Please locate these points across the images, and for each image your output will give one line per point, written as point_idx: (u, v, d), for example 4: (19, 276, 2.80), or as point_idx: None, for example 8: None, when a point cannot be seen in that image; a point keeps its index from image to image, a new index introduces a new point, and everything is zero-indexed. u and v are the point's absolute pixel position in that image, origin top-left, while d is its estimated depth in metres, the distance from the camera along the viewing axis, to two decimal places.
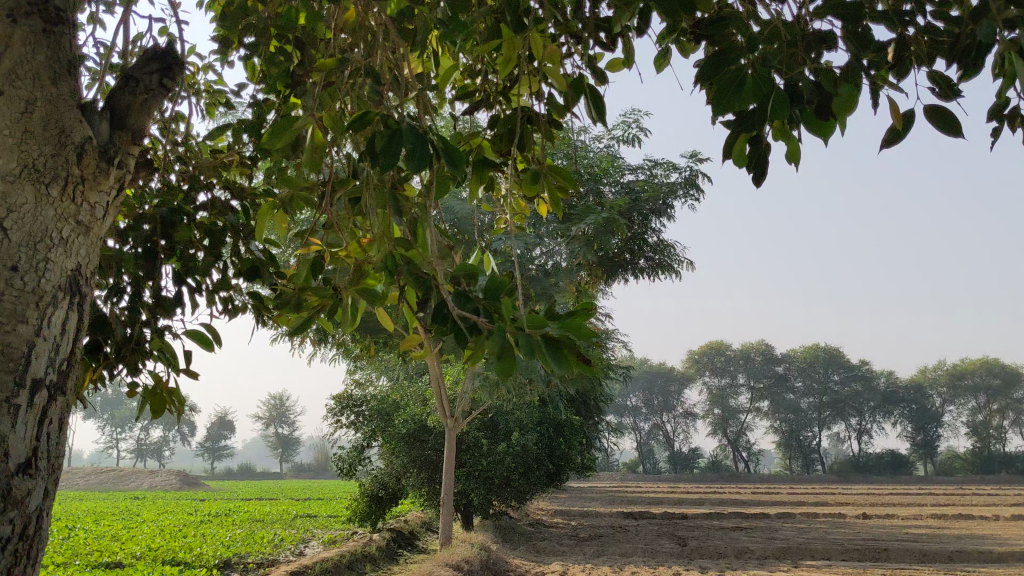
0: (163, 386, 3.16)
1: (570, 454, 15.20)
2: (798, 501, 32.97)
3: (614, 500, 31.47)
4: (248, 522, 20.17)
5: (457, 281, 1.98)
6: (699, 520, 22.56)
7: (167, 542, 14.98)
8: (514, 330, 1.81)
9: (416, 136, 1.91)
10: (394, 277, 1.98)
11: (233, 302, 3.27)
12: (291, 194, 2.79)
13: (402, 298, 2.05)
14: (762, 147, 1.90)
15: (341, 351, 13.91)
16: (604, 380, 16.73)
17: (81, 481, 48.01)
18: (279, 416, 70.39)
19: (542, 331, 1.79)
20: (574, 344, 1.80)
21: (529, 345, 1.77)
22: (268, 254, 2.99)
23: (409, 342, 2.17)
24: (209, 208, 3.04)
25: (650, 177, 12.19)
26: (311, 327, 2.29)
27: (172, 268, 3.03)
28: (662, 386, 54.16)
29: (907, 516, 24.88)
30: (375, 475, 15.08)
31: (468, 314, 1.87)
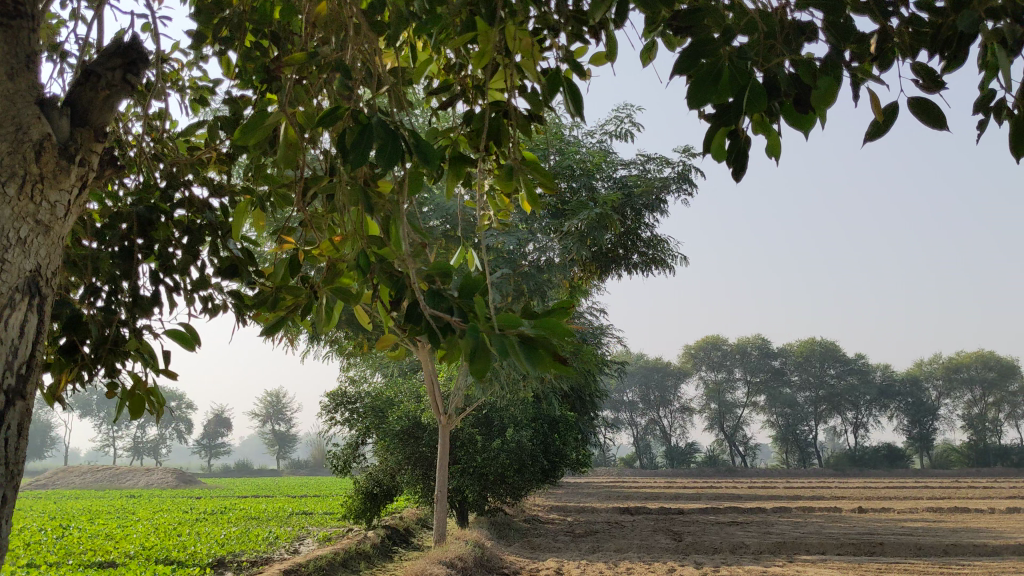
0: (142, 386, 3.11)
1: (566, 450, 15.22)
2: (795, 495, 32.99)
3: (610, 496, 31.49)
4: (243, 520, 20.12)
5: (432, 280, 1.92)
6: (695, 516, 22.55)
7: (161, 541, 14.93)
8: (489, 332, 1.76)
9: (387, 131, 1.86)
10: (368, 275, 1.94)
11: (213, 301, 3.22)
12: (269, 191, 2.75)
13: (377, 297, 2.00)
14: (741, 141, 1.87)
15: (334, 349, 13.86)
16: (598, 375, 16.70)
17: (78, 479, 47.94)
18: (275, 413, 70.30)
19: (517, 331, 1.76)
20: (550, 345, 1.76)
21: (502, 347, 1.72)
22: (246, 252, 2.93)
23: (383, 343, 2.12)
24: (187, 205, 2.98)
25: (643, 172, 12.14)
26: (286, 327, 2.24)
27: (150, 267, 2.98)
28: (658, 381, 54.16)
29: (904, 510, 24.87)
30: (370, 471, 15.13)
31: (441, 314, 1.82)
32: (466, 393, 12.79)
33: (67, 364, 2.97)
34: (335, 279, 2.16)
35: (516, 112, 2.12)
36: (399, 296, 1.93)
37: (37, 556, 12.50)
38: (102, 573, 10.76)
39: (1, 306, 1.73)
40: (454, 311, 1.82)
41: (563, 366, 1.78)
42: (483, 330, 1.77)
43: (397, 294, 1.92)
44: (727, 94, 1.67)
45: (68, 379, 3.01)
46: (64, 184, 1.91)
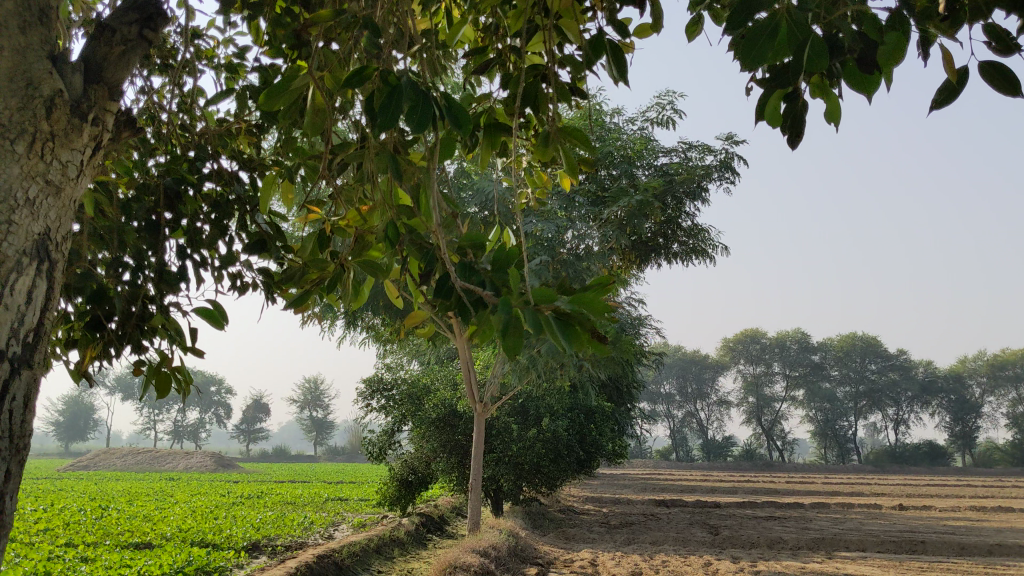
0: (167, 364, 3.03)
1: (601, 441, 14.95)
2: (833, 491, 32.57)
3: (646, 488, 31.33)
4: (279, 504, 20.21)
5: (464, 252, 1.81)
6: (732, 509, 22.29)
7: (198, 523, 15.02)
8: (522, 309, 1.65)
9: (416, 93, 1.74)
10: (395, 248, 1.83)
11: (242, 279, 3.14)
12: (298, 162, 2.65)
13: (405, 270, 1.89)
14: (799, 104, 1.73)
15: (371, 335, 13.81)
16: (636, 366, 16.52)
17: (119, 461, 48.51)
18: (313, 400, 70.69)
19: (552, 306, 1.65)
20: (587, 322, 1.64)
21: (536, 322, 1.61)
22: (275, 228, 2.83)
23: (413, 319, 2.02)
24: (216, 179, 2.88)
25: (685, 160, 11.92)
26: (311, 302, 2.12)
27: (177, 242, 2.89)
28: (696, 373, 53.78)
29: (945, 508, 24.44)
30: (405, 459, 15.10)
31: (470, 286, 1.70)
32: (502, 381, 12.72)
33: (92, 340, 2.91)
34: (362, 252, 2.05)
35: (553, 77, 2.00)
36: (427, 271, 1.82)
37: (76, 535, 12.63)
38: (138, 554, 10.80)
39: (8, 269, 1.65)
40: (484, 286, 1.71)
41: (602, 345, 1.67)
42: (515, 307, 1.65)
43: (424, 268, 1.82)
44: (783, 51, 1.53)
45: (94, 354, 2.95)
46: (76, 143, 1.83)
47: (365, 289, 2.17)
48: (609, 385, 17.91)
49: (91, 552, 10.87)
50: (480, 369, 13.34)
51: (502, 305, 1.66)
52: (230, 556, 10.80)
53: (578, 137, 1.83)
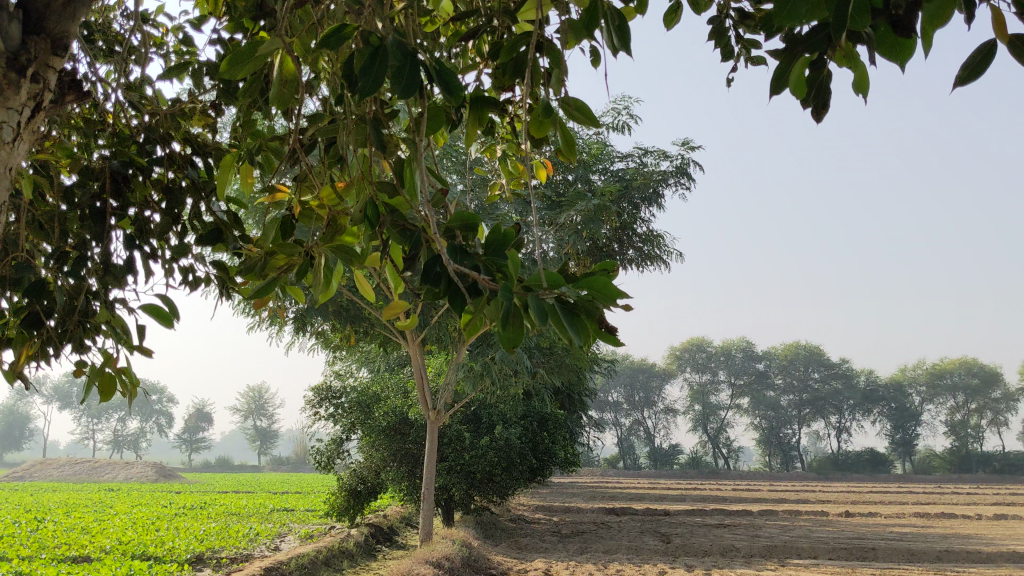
0: (113, 365, 2.80)
1: (555, 449, 14.68)
2: (780, 499, 32.83)
3: (594, 496, 31.26)
4: (222, 516, 19.73)
5: (452, 234, 1.63)
6: (682, 517, 22.29)
7: (139, 536, 14.58)
8: (524, 297, 1.48)
9: (403, 54, 1.55)
10: (376, 229, 1.63)
11: (193, 273, 2.92)
12: (259, 144, 2.43)
13: (385, 256, 1.70)
14: (825, 72, 1.59)
15: (320, 341, 13.49)
16: (588, 373, 16.42)
17: (55, 473, 47.18)
18: (256, 410, 69.65)
19: (557, 293, 1.47)
20: (596, 311, 1.48)
21: (542, 310, 1.43)
22: (232, 216, 2.60)
23: (393, 310, 1.82)
24: (168, 163, 2.65)
25: (640, 166, 11.81)
26: (275, 293, 1.89)
27: (124, 232, 2.64)
28: (644, 382, 54.01)
29: (890, 515, 24.74)
30: (354, 468, 14.82)
31: (464, 269, 1.52)
32: (455, 388, 12.50)
33: (28, 339, 2.66)
34: (335, 236, 1.85)
35: (550, 43, 1.82)
36: (411, 256, 1.63)
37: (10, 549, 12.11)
38: (76, 568, 10.38)
39: None
40: (481, 273, 1.52)
41: (607, 336, 1.52)
42: (517, 296, 1.48)
43: (409, 251, 1.63)
44: (817, 10, 1.36)
45: (30, 355, 2.70)
46: (13, 101, 1.68)
47: (340, 280, 1.98)
48: (561, 393, 17.78)
49: (25, 567, 10.42)
50: (432, 377, 13.11)
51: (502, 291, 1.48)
52: (172, 570, 10.42)
53: (577, 115, 1.65)
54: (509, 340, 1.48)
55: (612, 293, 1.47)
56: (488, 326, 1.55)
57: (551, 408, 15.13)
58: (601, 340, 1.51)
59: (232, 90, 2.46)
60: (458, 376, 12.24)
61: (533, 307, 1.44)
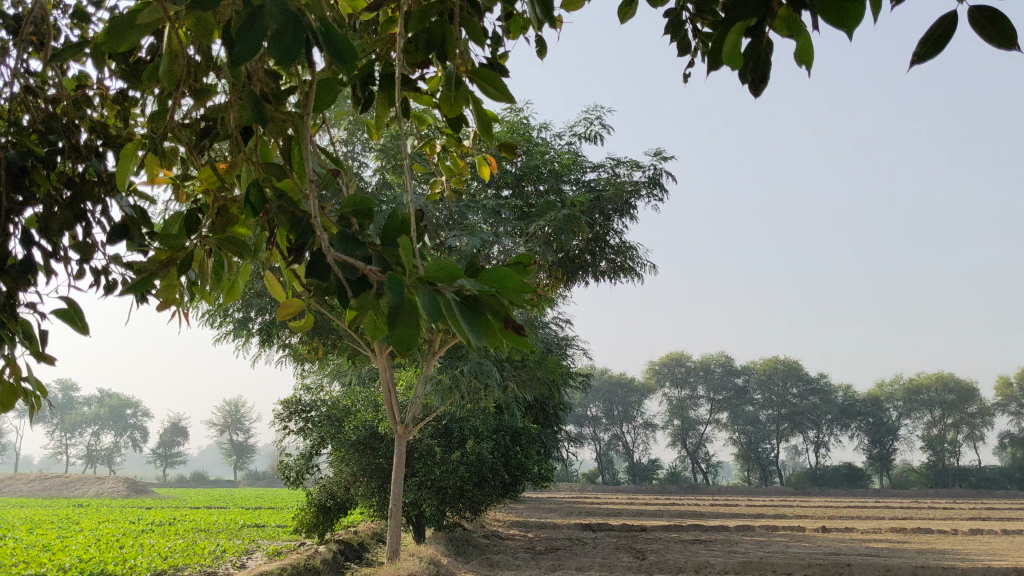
0: (15, 375, 2.57)
1: (528, 463, 14.47)
2: (757, 514, 32.73)
3: (572, 512, 31.04)
4: (191, 532, 19.37)
5: (346, 222, 1.43)
6: (658, 533, 22.13)
7: (102, 553, 14.26)
8: (415, 292, 1.28)
9: (284, 14, 1.34)
10: (260, 216, 1.43)
11: (107, 275, 2.70)
12: (164, 131, 2.22)
13: (273, 245, 1.50)
14: (763, 42, 1.40)
15: (288, 353, 13.21)
16: (561, 387, 16.23)
17: (25, 488, 46.40)
18: (232, 423, 68.95)
19: (457, 286, 1.27)
20: (502, 309, 1.28)
21: (435, 308, 1.24)
22: (142, 213, 2.39)
23: (287, 312, 1.61)
24: (73, 154, 2.44)
25: (614, 176, 11.68)
26: (157, 288, 1.66)
27: (27, 229, 2.43)
28: (622, 397, 53.85)
29: (867, 530, 24.66)
30: (323, 483, 14.56)
31: (348, 258, 1.32)
32: (425, 402, 12.27)
33: None
34: (227, 226, 1.65)
35: (466, 13, 1.62)
36: (304, 242, 1.43)
37: None
38: None
39: None
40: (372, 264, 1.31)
41: (517, 337, 1.31)
42: (410, 289, 1.28)
43: (299, 239, 1.43)
44: None
45: None
46: None
47: (239, 280, 1.78)
48: (535, 406, 17.60)
49: None
50: (402, 391, 12.90)
51: (392, 281, 1.27)
52: None
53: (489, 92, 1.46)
54: (400, 341, 1.28)
55: (522, 286, 1.26)
56: (375, 325, 1.35)
57: (524, 422, 14.90)
58: (510, 339, 1.31)
59: (137, 72, 2.26)
60: (428, 389, 12.03)
61: (428, 302, 1.24)
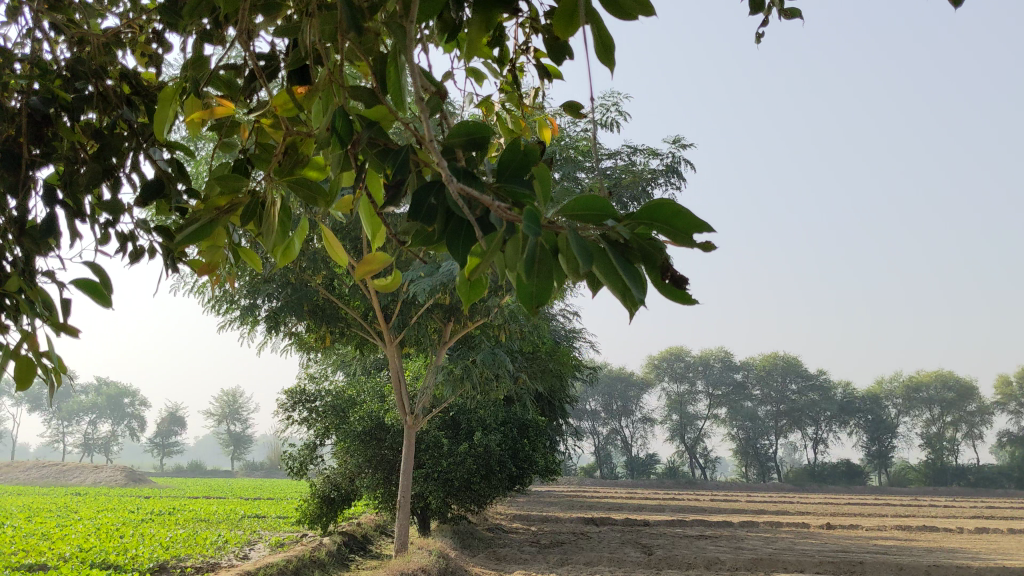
0: (34, 348, 2.31)
1: (535, 456, 14.18)
2: (759, 509, 32.50)
3: (574, 506, 30.84)
4: (191, 522, 19.15)
5: (452, 155, 1.19)
6: (663, 528, 21.92)
7: (103, 542, 14.03)
8: (547, 243, 1.04)
9: None
10: (350, 143, 1.19)
11: (133, 242, 2.44)
12: (206, 73, 1.97)
13: (361, 182, 1.25)
14: None
15: (293, 342, 12.94)
16: (570, 378, 15.99)
17: (23, 475, 46.25)
18: (230, 413, 68.81)
19: (603, 227, 1.02)
20: (660, 256, 1.04)
21: (585, 250, 1.00)
22: (177, 170, 2.15)
23: (366, 268, 1.36)
24: (100, 101, 2.19)
25: (630, 164, 11.41)
26: (210, 242, 1.42)
27: (48, 183, 2.19)
28: (622, 391, 53.70)
29: (872, 527, 24.45)
30: (328, 474, 14.32)
31: (469, 191, 1.08)
32: (434, 393, 12.00)
33: None
34: (296, 172, 1.41)
35: None
36: (401, 179, 1.18)
37: None
38: None
39: None
40: (497, 201, 1.06)
41: (677, 295, 1.07)
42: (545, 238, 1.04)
43: (396, 176, 1.18)
44: None
45: None
46: None
47: (311, 231, 1.54)
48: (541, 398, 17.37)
49: None
50: (411, 381, 12.67)
51: (529, 220, 1.02)
52: None
53: (627, 16, 1.21)
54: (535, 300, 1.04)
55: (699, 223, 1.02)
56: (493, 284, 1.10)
57: (533, 414, 14.65)
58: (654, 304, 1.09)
59: (177, 11, 2.02)
60: (437, 379, 11.79)
61: (574, 243, 0.98)
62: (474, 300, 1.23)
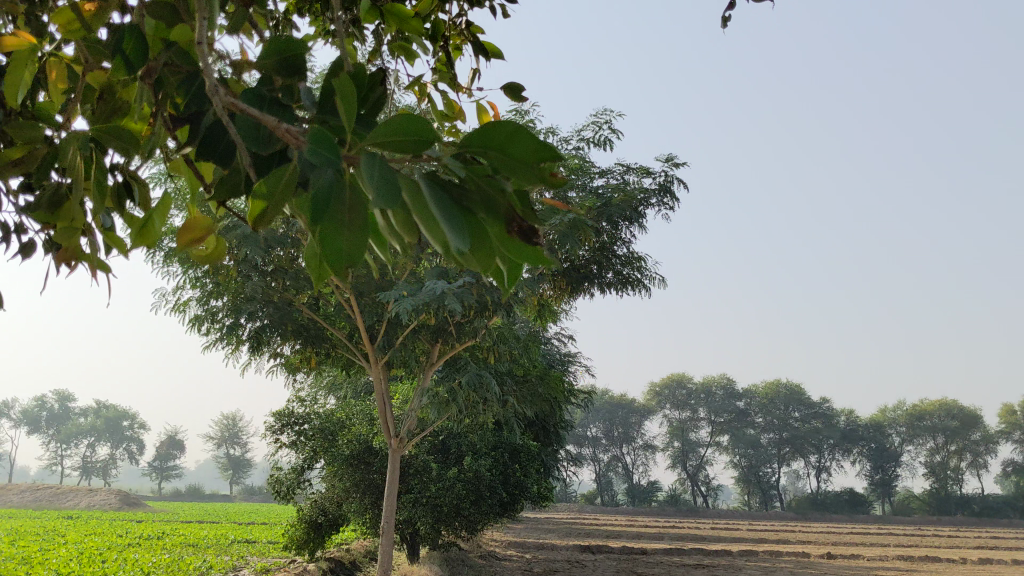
0: None
1: (527, 482, 13.84)
2: (759, 538, 31.98)
3: (572, 533, 30.38)
4: (178, 547, 18.85)
5: (265, 77, 0.93)
6: (660, 556, 21.55)
7: (83, 568, 13.73)
8: (356, 183, 0.79)
9: None
10: (129, 60, 0.94)
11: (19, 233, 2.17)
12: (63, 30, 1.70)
13: (163, 110, 0.99)
14: None
15: (280, 364, 12.62)
16: (563, 404, 15.67)
17: (15, 498, 45.81)
18: (228, 436, 68.35)
19: (426, 152, 0.77)
20: (500, 202, 0.79)
21: (387, 184, 0.73)
22: None
23: (188, 235, 1.10)
24: None
25: (623, 183, 11.03)
26: None
27: None
28: (623, 417, 53.28)
29: (873, 557, 24.04)
30: (315, 499, 14.02)
31: (258, 112, 0.82)
32: (420, 416, 11.82)
33: None
34: (115, 119, 1.15)
35: None
36: (199, 111, 0.93)
37: None
38: None
39: None
40: (286, 122, 0.80)
41: (531, 256, 0.82)
42: (348, 178, 0.79)
43: (190, 107, 0.94)
44: None
45: None
46: None
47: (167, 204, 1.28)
48: (535, 424, 17.14)
49: None
50: (398, 404, 12.46)
51: (313, 140, 0.77)
52: None
53: None
54: (342, 264, 0.78)
55: (552, 155, 0.79)
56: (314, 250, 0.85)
57: (524, 440, 14.32)
58: (510, 278, 0.85)
59: None
60: (424, 402, 11.53)
61: (374, 171, 0.74)
62: (319, 279, 0.97)
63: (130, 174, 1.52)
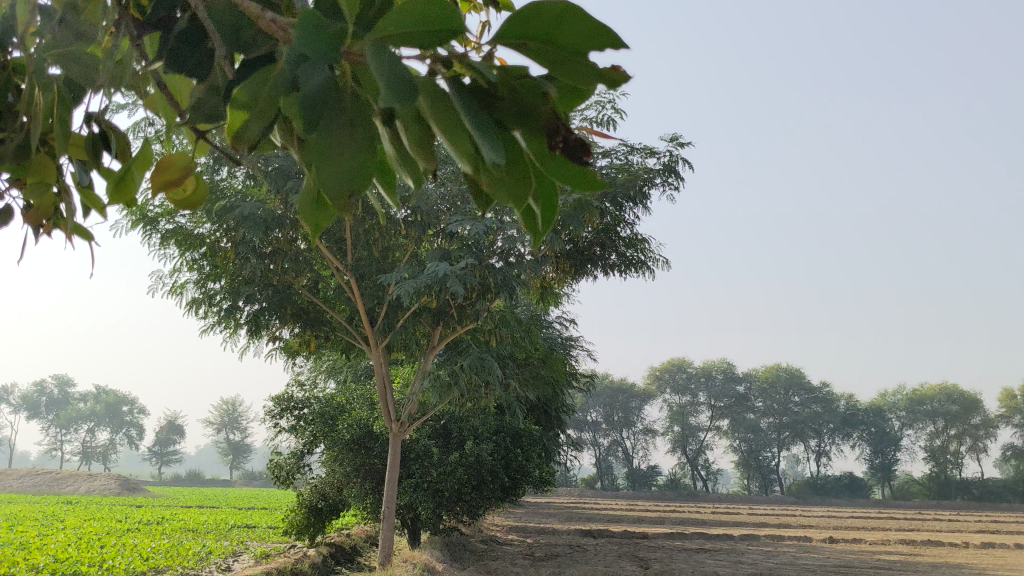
0: None
1: (529, 466, 13.67)
2: (759, 522, 31.93)
3: (572, 518, 30.34)
4: (178, 531, 18.78)
5: None
6: (661, 541, 21.48)
7: (80, 552, 13.61)
8: (360, 94, 0.66)
9: None
10: None
11: None
12: None
13: None
14: None
15: (279, 347, 12.44)
16: (564, 387, 15.52)
17: (17, 483, 45.77)
18: (229, 421, 68.40)
19: (437, 42, 0.62)
20: (542, 111, 0.65)
21: (399, 86, 0.57)
22: None
23: (163, 175, 0.94)
24: None
25: (626, 163, 10.83)
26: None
27: None
28: (623, 402, 53.22)
29: (874, 542, 23.94)
30: (315, 483, 13.87)
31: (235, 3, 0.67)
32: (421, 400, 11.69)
33: None
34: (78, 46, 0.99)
35: None
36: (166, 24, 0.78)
37: None
38: None
39: None
40: (272, 13, 0.68)
41: (582, 179, 0.67)
42: (348, 86, 0.64)
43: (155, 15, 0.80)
44: None
45: None
46: None
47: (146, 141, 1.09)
48: (535, 408, 17.01)
49: None
50: (399, 388, 12.36)
51: (305, 29, 0.61)
52: None
53: None
54: (337, 189, 0.64)
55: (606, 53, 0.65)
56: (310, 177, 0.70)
57: (526, 424, 14.18)
58: (550, 214, 0.71)
59: None
60: (424, 385, 11.45)
61: (382, 62, 0.58)
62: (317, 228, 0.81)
63: (106, 124, 1.34)
